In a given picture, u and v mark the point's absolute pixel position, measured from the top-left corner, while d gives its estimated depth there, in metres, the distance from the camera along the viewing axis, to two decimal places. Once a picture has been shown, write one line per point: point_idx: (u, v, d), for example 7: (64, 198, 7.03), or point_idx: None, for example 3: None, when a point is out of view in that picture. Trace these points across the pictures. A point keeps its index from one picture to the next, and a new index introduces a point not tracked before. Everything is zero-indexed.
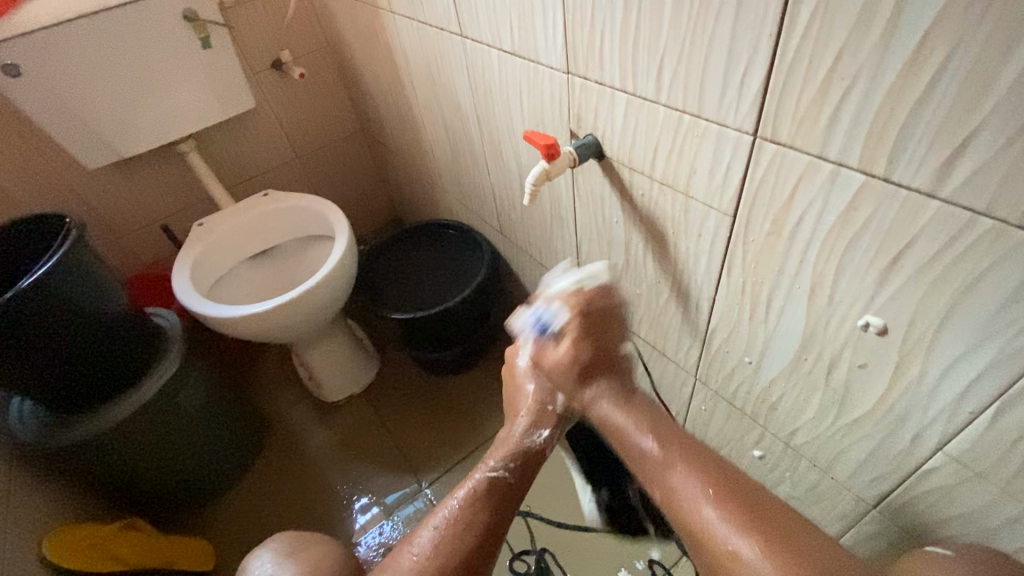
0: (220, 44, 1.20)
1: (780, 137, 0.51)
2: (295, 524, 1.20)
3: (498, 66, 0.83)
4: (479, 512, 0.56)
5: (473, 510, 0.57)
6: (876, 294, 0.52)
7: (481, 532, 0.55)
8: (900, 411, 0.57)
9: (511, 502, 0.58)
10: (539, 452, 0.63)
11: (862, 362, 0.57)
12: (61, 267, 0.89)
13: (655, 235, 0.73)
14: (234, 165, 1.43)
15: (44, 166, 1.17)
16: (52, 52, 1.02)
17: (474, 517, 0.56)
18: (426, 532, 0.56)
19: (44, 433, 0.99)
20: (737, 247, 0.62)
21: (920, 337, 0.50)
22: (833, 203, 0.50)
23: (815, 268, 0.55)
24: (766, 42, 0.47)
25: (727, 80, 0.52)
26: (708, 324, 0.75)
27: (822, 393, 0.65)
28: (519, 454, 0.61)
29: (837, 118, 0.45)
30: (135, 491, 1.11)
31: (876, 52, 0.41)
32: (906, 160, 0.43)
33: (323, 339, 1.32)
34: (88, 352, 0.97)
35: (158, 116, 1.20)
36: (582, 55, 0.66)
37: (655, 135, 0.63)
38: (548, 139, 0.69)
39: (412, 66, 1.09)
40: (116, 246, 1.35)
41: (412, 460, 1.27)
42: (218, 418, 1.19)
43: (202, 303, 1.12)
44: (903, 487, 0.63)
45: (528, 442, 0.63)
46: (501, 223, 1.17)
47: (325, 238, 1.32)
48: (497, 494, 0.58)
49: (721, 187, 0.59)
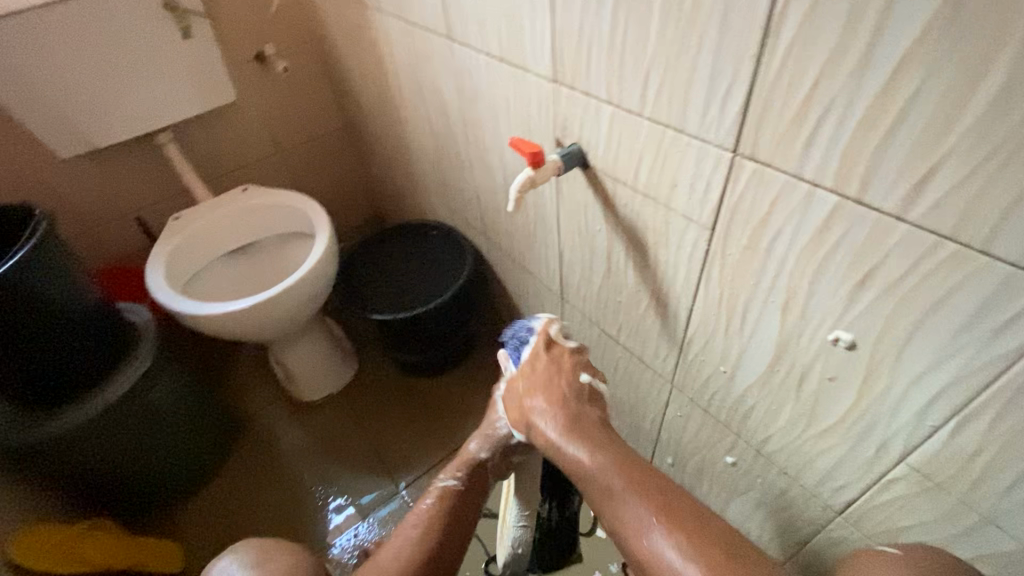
0: (202, 36, 1.18)
1: (759, 155, 0.52)
2: (270, 525, 1.18)
3: (486, 71, 0.83)
4: (441, 521, 0.67)
5: (443, 518, 0.67)
6: (846, 310, 0.53)
7: (440, 534, 0.66)
8: (867, 421, 0.59)
9: (464, 511, 0.69)
10: (484, 471, 0.73)
11: (831, 375, 0.59)
12: (30, 259, 0.86)
13: (636, 245, 0.74)
14: (214, 159, 1.41)
15: (15, 154, 1.13)
16: (26, 37, 0.99)
17: (435, 524, 0.66)
18: (404, 534, 0.65)
19: (7, 431, 0.95)
20: (715, 260, 0.64)
21: (887, 351, 0.52)
22: (808, 221, 0.51)
23: (790, 283, 0.57)
24: (748, 63, 0.48)
25: (710, 97, 0.53)
26: (685, 333, 0.77)
27: (792, 403, 0.67)
28: (471, 467, 0.72)
29: (813, 140, 0.47)
30: (103, 492, 1.08)
31: (852, 81, 0.42)
32: (877, 184, 0.45)
33: (302, 338, 1.31)
34: (58, 346, 0.94)
35: (135, 107, 1.17)
36: (569, 65, 0.67)
37: (638, 147, 0.64)
38: (534, 146, 0.70)
39: (399, 66, 1.08)
40: (88, 238, 1.31)
41: (389, 460, 1.27)
42: (192, 415, 1.17)
43: (176, 299, 1.09)
44: (865, 495, 0.65)
45: (477, 460, 0.72)
46: (484, 226, 1.18)
47: (306, 236, 1.31)
48: (452, 505, 0.69)
49: (701, 201, 0.61)
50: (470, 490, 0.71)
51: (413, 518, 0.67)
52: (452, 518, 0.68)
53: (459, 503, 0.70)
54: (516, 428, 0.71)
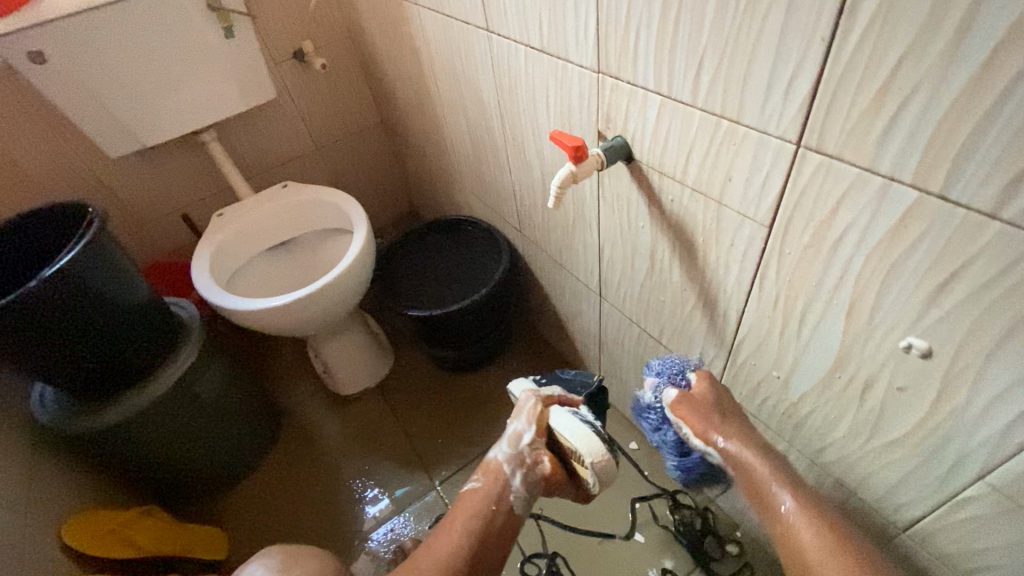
0: (243, 34, 1.20)
1: (826, 147, 0.48)
2: (310, 517, 1.20)
3: (525, 62, 0.81)
4: (474, 528, 0.68)
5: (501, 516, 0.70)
6: (921, 316, 0.49)
7: (474, 535, 0.67)
8: (941, 435, 0.54)
9: (489, 507, 0.70)
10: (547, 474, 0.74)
11: (901, 385, 0.55)
12: (83, 255, 0.90)
13: (684, 242, 0.71)
14: (255, 155, 1.43)
15: (71, 154, 1.18)
16: (79, 41, 1.02)
17: (467, 530, 0.68)
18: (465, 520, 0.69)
19: (66, 420, 1.00)
20: (771, 259, 0.60)
21: (968, 362, 0.48)
22: (880, 219, 0.47)
23: (856, 284, 0.53)
24: (817, 46, 0.44)
25: (772, 85, 0.49)
26: (736, 335, 0.72)
27: (855, 412, 0.62)
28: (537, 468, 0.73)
29: (890, 131, 0.43)
30: (154, 480, 1.12)
31: (939, 65, 0.38)
32: (965, 180, 0.40)
33: (340, 332, 1.32)
34: (110, 339, 0.98)
35: (181, 107, 1.20)
36: (615, 54, 0.64)
37: (689, 140, 0.61)
38: (576, 140, 0.67)
39: (436, 60, 1.07)
40: (138, 234, 1.35)
41: (425, 456, 1.27)
42: (235, 407, 1.20)
43: (219, 295, 1.12)
44: (934, 513, 0.61)
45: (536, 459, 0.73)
46: (520, 222, 1.16)
47: (344, 232, 1.32)
48: (475, 508, 0.70)
49: (757, 196, 0.57)
50: (496, 489, 0.71)
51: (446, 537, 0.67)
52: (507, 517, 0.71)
53: (481, 505, 0.70)
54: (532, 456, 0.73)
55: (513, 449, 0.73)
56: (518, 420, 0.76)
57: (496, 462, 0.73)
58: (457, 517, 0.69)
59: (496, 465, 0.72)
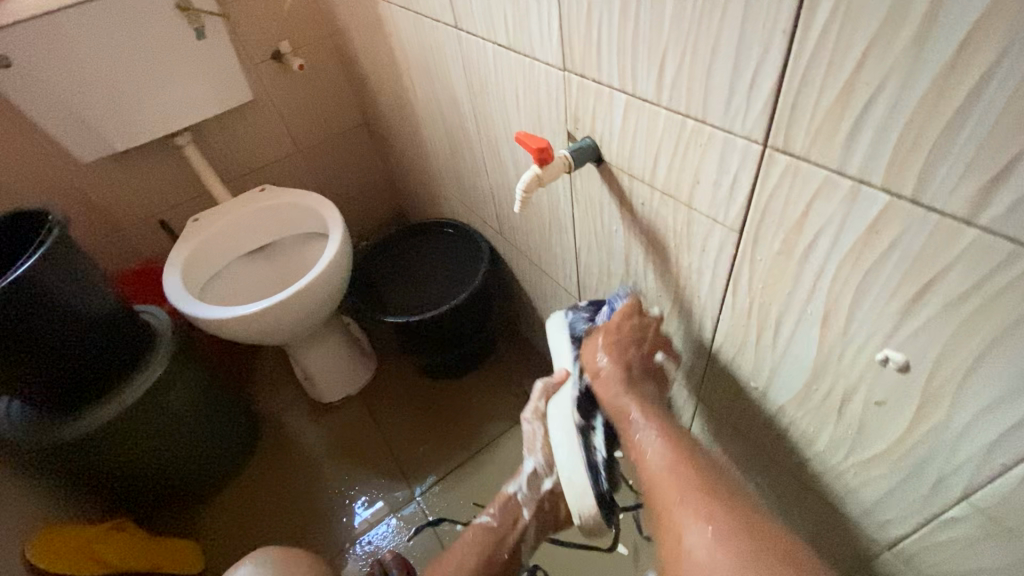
0: (215, 35, 1.17)
1: (793, 147, 0.45)
2: (288, 530, 1.17)
3: (493, 60, 0.78)
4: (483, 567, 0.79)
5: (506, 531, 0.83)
6: (897, 327, 0.46)
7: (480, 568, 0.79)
8: (922, 453, 0.51)
9: (498, 551, 0.81)
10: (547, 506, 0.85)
11: (880, 399, 0.52)
12: (44, 263, 0.87)
13: (656, 247, 0.68)
14: (233, 159, 1.40)
15: (38, 159, 1.15)
16: (42, 43, 1.00)
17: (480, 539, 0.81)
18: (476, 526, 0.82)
19: (30, 434, 0.97)
20: (743, 265, 0.57)
21: (948, 376, 0.44)
22: (851, 224, 0.44)
23: (830, 294, 0.50)
24: (780, 39, 0.41)
25: (735, 82, 0.46)
26: (712, 344, 0.69)
27: (834, 425, 0.59)
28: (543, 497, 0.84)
29: (859, 130, 0.40)
30: (126, 493, 1.10)
31: (907, 59, 0.35)
32: (939, 182, 0.37)
33: (319, 339, 1.29)
34: (74, 350, 0.95)
35: (152, 110, 1.17)
36: (579, 50, 0.61)
37: (656, 141, 0.57)
38: (541, 142, 0.64)
39: (410, 59, 1.04)
40: (113, 240, 1.33)
41: (406, 465, 1.24)
42: (211, 417, 1.17)
43: (191, 304, 1.09)
44: (919, 532, 0.57)
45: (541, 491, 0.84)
46: (500, 225, 1.13)
47: (322, 236, 1.29)
48: (487, 547, 0.80)
49: (726, 200, 0.54)
50: (509, 530, 0.83)
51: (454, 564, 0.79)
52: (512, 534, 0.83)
53: (491, 545, 0.81)
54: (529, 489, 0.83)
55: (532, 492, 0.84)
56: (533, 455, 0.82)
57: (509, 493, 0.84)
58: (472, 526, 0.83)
59: (516, 505, 0.84)
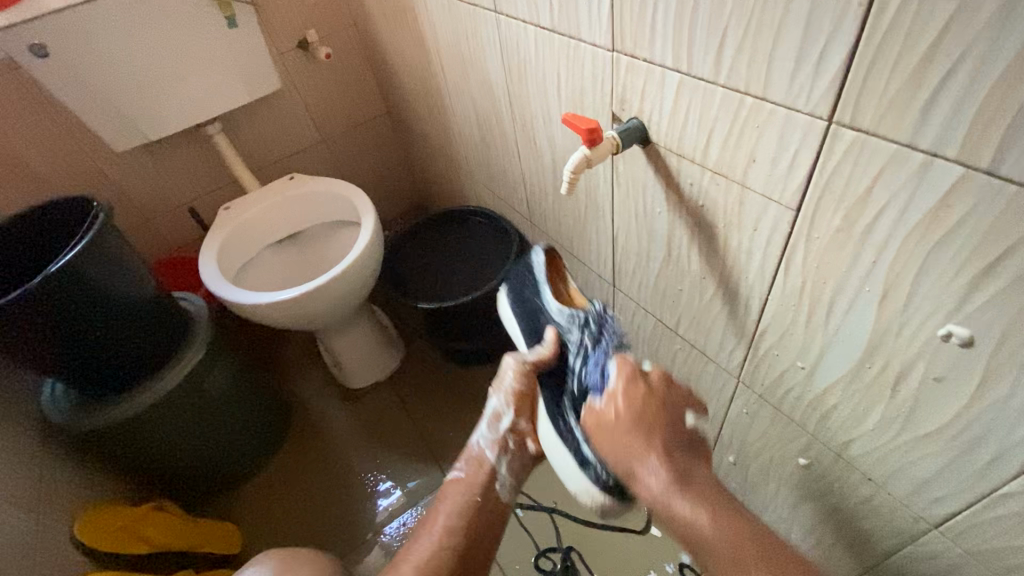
0: (246, 25, 1.18)
1: (861, 123, 0.45)
2: (320, 513, 1.19)
3: (535, 43, 0.78)
4: (459, 523, 0.69)
5: (469, 506, 0.71)
6: (963, 303, 0.46)
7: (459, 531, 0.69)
8: (981, 429, 0.51)
9: (475, 497, 0.72)
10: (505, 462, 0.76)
11: (938, 375, 0.52)
12: (89, 250, 0.88)
13: (703, 228, 0.68)
14: (261, 148, 1.41)
15: (74, 148, 1.17)
16: (80, 33, 1.01)
17: (448, 524, 0.69)
18: (438, 512, 0.71)
19: (75, 416, 1.00)
20: (797, 243, 0.57)
21: (1014, 351, 0.45)
22: (919, 198, 0.44)
23: (891, 270, 0.50)
24: (854, 11, 0.41)
25: (801, 59, 0.46)
26: (757, 324, 0.70)
27: (886, 403, 0.59)
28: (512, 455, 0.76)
29: (935, 102, 0.40)
30: (166, 475, 1.12)
31: (991, 28, 0.35)
32: (1018, 152, 0.37)
33: (349, 326, 1.31)
34: (117, 335, 0.97)
35: (185, 99, 1.18)
36: (630, 30, 0.61)
37: (710, 120, 0.57)
38: (590, 122, 0.64)
39: (442, 45, 1.04)
40: (146, 228, 1.35)
41: (436, 449, 1.26)
42: (246, 402, 1.19)
43: (228, 289, 1.11)
44: (970, 509, 0.58)
45: (487, 459, 0.75)
46: (531, 211, 1.13)
47: (351, 223, 1.30)
48: (462, 499, 0.72)
49: (783, 178, 0.54)
50: (481, 475, 0.74)
51: (427, 531, 0.69)
52: (483, 499, 0.73)
53: (466, 491, 0.73)
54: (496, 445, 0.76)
55: (495, 432, 0.76)
56: (498, 397, 0.76)
57: (477, 446, 0.77)
58: (436, 515, 0.71)
59: (480, 451, 0.76)
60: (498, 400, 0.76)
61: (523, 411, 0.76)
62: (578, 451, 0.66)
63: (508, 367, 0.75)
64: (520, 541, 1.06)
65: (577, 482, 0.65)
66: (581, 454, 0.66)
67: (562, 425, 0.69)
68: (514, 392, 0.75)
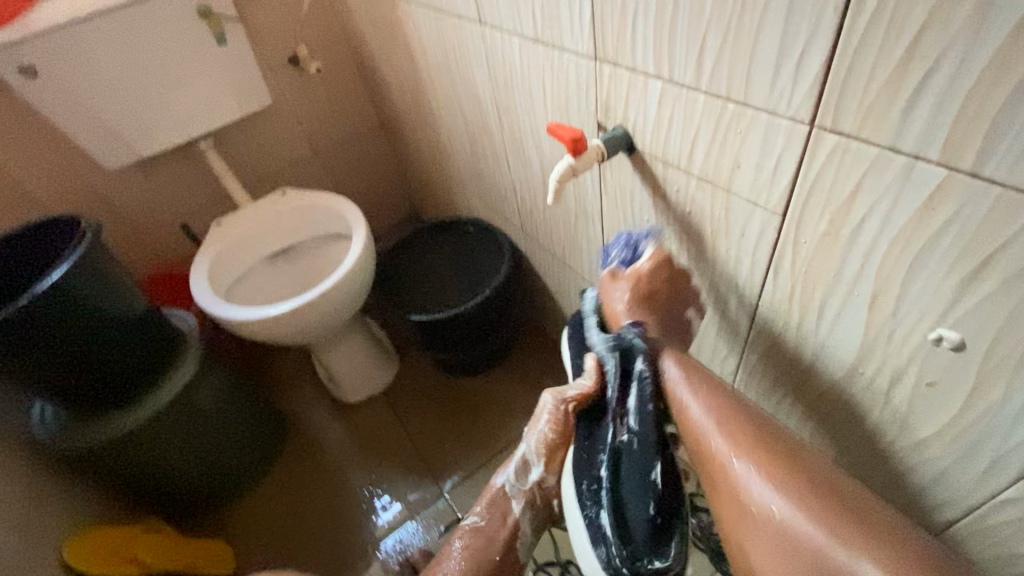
0: (235, 41, 1.18)
1: (843, 127, 0.44)
2: (316, 531, 1.17)
3: (519, 53, 0.78)
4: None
5: (486, 561, 0.65)
6: (953, 306, 0.45)
7: None
8: (978, 434, 0.50)
9: (493, 555, 0.66)
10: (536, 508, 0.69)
11: (931, 380, 0.51)
12: (78, 267, 0.88)
13: (692, 235, 0.67)
14: (253, 163, 1.41)
15: (66, 167, 1.17)
16: (69, 53, 1.01)
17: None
18: (453, 558, 0.66)
19: (64, 436, 0.99)
20: (785, 249, 0.56)
21: (1006, 354, 0.44)
22: (904, 200, 0.44)
23: (879, 274, 0.49)
24: (830, 15, 0.41)
25: (780, 63, 0.46)
26: (749, 331, 0.69)
27: (881, 410, 0.58)
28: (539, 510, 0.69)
29: (915, 103, 0.39)
30: (158, 494, 1.11)
31: (968, 28, 0.35)
32: (1001, 152, 0.37)
33: (343, 339, 1.30)
34: (107, 353, 0.96)
35: (175, 116, 1.18)
36: (611, 38, 0.61)
37: (693, 126, 0.57)
38: (575, 131, 0.64)
39: (430, 57, 1.04)
40: (138, 245, 1.34)
41: (432, 462, 1.25)
42: (238, 418, 1.18)
43: (219, 305, 1.10)
44: (970, 516, 0.56)
45: (509, 503, 0.68)
46: (522, 220, 1.12)
47: (343, 236, 1.29)
48: (480, 551, 0.66)
49: (768, 183, 0.53)
50: (500, 529, 0.67)
51: None
52: (504, 554, 0.67)
53: (488, 548, 0.66)
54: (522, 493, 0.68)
55: (522, 482, 0.68)
56: (529, 442, 0.67)
57: (498, 487, 0.69)
58: (451, 552, 0.67)
59: (505, 499, 0.68)
60: (530, 447, 0.67)
61: (554, 466, 0.67)
62: (583, 508, 0.62)
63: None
64: (518, 555, 1.04)
65: (581, 539, 0.61)
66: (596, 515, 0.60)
67: (585, 485, 0.62)
68: (549, 441, 0.65)
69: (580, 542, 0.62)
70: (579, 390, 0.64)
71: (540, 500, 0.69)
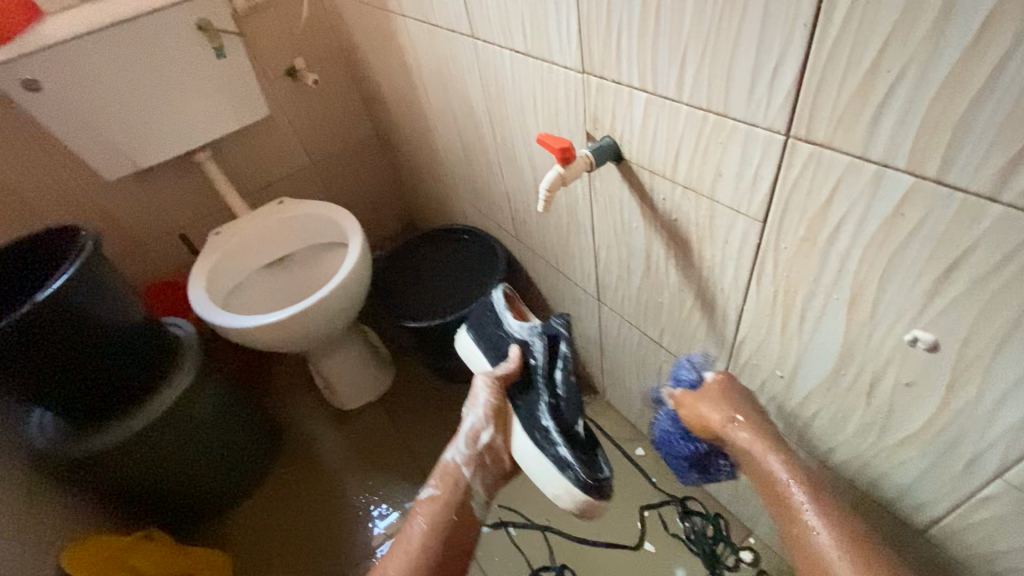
0: (234, 55, 1.20)
1: (816, 137, 0.46)
2: (313, 539, 1.18)
3: (511, 66, 0.80)
4: (441, 537, 0.69)
5: (450, 521, 0.71)
6: (925, 308, 0.47)
7: (441, 547, 0.69)
8: (954, 432, 0.52)
9: (454, 516, 0.72)
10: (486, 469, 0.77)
11: (909, 381, 0.53)
12: (77, 278, 0.89)
13: (678, 241, 0.69)
14: (250, 173, 1.43)
15: (66, 179, 1.19)
16: (70, 67, 1.03)
17: (431, 537, 0.69)
18: (418, 523, 0.70)
19: (63, 445, 0.99)
20: (767, 254, 0.58)
21: (977, 354, 0.45)
22: (876, 207, 0.45)
23: (856, 277, 0.51)
24: (801, 31, 0.43)
25: (756, 76, 0.48)
26: (735, 334, 0.70)
27: (863, 410, 0.60)
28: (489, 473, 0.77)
29: (882, 114, 0.41)
30: (156, 503, 1.11)
31: (928, 44, 0.37)
32: (962, 161, 0.38)
33: (340, 347, 1.31)
34: (105, 362, 0.97)
35: (174, 128, 1.20)
36: (597, 52, 0.63)
37: (677, 136, 0.59)
38: (563, 142, 0.66)
39: (424, 69, 1.06)
40: (136, 255, 1.35)
41: (428, 469, 1.25)
42: (235, 426, 1.18)
43: (216, 313, 1.11)
44: (951, 513, 0.58)
45: (461, 471, 0.75)
46: (516, 228, 1.14)
47: (340, 245, 1.31)
48: (442, 517, 0.71)
49: (748, 191, 0.55)
50: (457, 492, 0.73)
51: (407, 546, 0.68)
52: (461, 515, 0.72)
53: (443, 512, 0.71)
54: (470, 457, 0.75)
55: (471, 448, 0.76)
56: (475, 413, 0.76)
57: (452, 463, 0.75)
58: (415, 520, 0.70)
59: (456, 468, 0.75)
60: (475, 417, 0.76)
61: (498, 426, 0.77)
62: (557, 457, 0.72)
63: (480, 385, 0.77)
64: (514, 560, 1.04)
65: (554, 481, 0.72)
66: (561, 453, 0.72)
67: (540, 437, 0.74)
68: (490, 408, 0.76)
69: (546, 481, 0.73)
70: (506, 369, 0.78)
71: (489, 460, 0.77)
